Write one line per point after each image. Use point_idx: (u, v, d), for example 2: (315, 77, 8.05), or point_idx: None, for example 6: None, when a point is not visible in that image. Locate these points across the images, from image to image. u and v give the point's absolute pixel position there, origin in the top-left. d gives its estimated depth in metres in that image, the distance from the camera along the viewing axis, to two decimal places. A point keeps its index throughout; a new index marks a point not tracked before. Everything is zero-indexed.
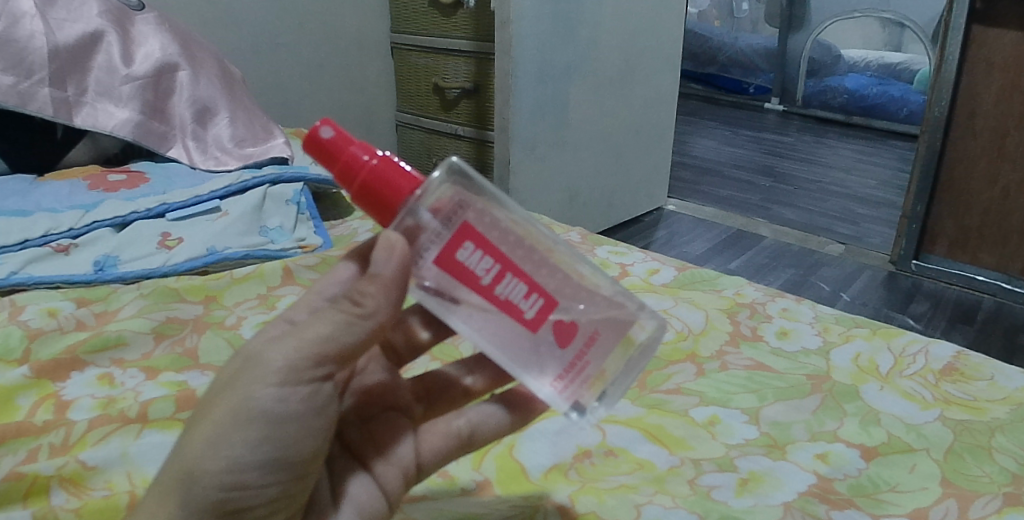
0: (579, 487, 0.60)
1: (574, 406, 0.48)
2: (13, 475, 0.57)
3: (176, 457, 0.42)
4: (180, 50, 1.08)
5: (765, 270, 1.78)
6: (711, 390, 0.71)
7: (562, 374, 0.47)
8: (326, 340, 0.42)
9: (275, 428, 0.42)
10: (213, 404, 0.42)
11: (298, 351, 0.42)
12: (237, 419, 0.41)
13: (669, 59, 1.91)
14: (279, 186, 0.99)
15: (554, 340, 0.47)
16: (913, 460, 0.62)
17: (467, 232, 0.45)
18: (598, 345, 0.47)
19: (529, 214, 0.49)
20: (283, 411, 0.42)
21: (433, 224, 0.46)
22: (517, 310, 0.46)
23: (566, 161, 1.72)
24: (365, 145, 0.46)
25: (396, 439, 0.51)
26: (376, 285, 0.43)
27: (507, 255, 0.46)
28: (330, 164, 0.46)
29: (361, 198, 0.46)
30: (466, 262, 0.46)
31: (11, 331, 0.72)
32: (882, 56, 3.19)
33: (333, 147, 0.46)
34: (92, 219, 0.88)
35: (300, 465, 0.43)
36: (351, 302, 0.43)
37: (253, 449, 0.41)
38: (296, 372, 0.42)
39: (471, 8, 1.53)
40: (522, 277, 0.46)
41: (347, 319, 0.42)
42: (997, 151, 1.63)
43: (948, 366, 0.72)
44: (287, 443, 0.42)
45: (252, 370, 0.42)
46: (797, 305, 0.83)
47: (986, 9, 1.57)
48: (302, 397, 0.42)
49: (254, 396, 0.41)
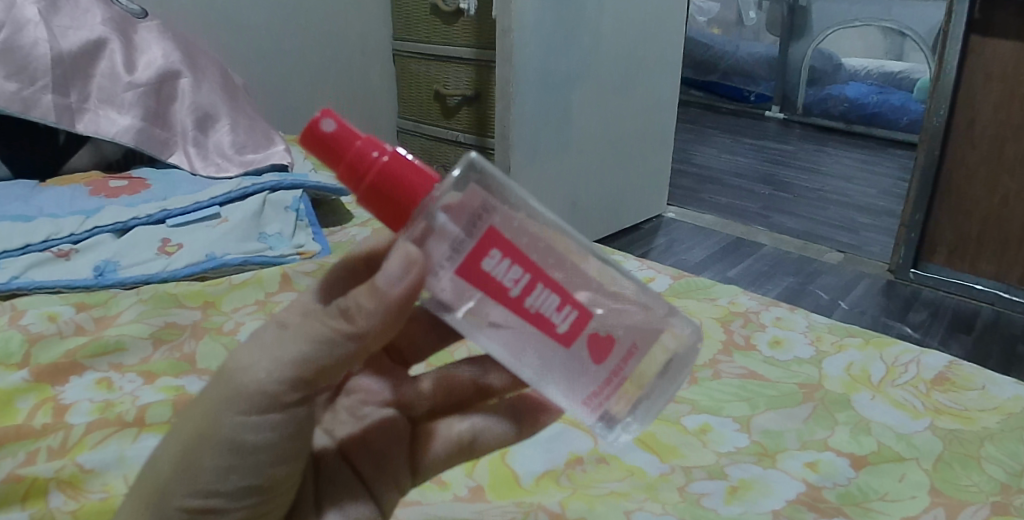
0: (570, 493, 0.61)
1: (604, 419, 0.45)
2: (12, 477, 0.58)
3: (149, 473, 0.40)
4: (183, 58, 1.10)
5: (764, 277, 1.78)
6: (703, 398, 0.71)
7: (599, 390, 0.44)
8: (305, 361, 0.38)
9: (242, 457, 0.38)
10: (185, 421, 0.39)
11: (274, 372, 0.38)
12: (203, 444, 0.38)
13: (669, 67, 1.92)
14: (279, 194, 1.00)
15: (588, 356, 0.44)
16: (903, 469, 0.62)
17: (494, 237, 0.41)
18: (634, 358, 0.45)
19: (554, 216, 0.46)
20: (255, 439, 0.38)
21: (452, 229, 0.41)
22: (550, 324, 0.43)
23: (567, 168, 1.72)
24: (372, 140, 0.42)
25: (391, 442, 0.47)
26: (374, 302, 0.38)
27: (537, 263, 0.42)
28: (333, 162, 0.42)
29: (370, 199, 0.42)
30: (493, 272, 0.41)
31: (12, 336, 0.72)
32: (881, 66, 3.21)
33: (336, 143, 0.42)
34: (93, 225, 0.89)
35: (272, 490, 0.40)
36: (342, 317, 0.38)
37: (222, 477, 0.38)
38: (269, 397, 0.38)
39: (472, 16, 1.54)
40: (554, 288, 0.42)
41: (331, 340, 0.38)
42: (996, 160, 1.63)
43: (940, 376, 0.72)
44: (257, 469, 0.39)
45: (221, 392, 0.38)
46: (791, 314, 0.84)
47: (984, 19, 1.58)
48: (275, 424, 0.38)
49: (221, 423, 0.38)
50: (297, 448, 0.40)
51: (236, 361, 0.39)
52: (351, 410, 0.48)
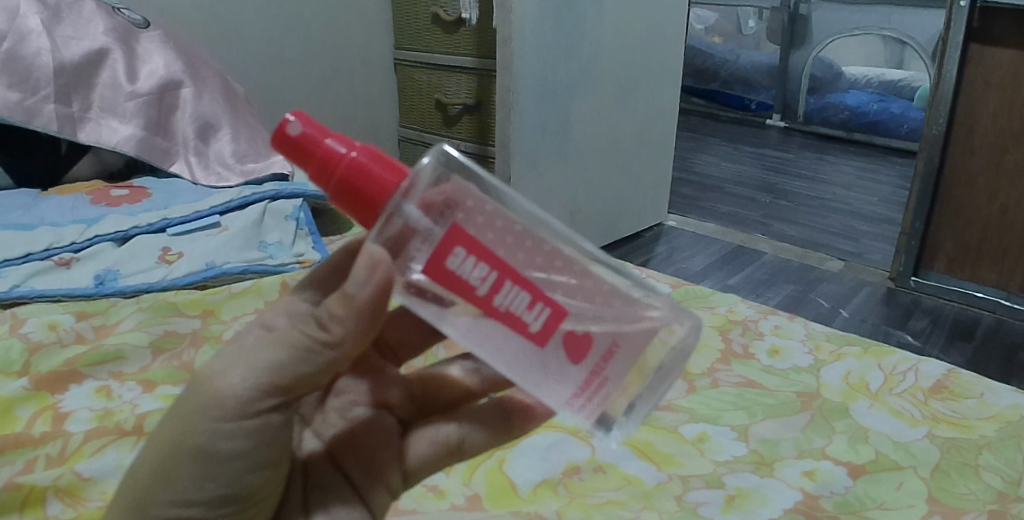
0: (567, 502, 0.61)
1: (594, 423, 0.46)
2: (11, 485, 0.59)
3: (127, 485, 0.40)
4: (184, 67, 1.10)
5: (765, 286, 1.78)
6: (702, 407, 0.71)
7: (581, 391, 0.44)
8: (279, 368, 0.38)
9: (217, 465, 0.39)
10: (161, 428, 0.39)
11: (249, 380, 0.38)
12: (180, 453, 0.38)
13: (670, 75, 1.93)
14: (279, 202, 1.01)
15: (564, 356, 0.44)
16: (901, 478, 0.62)
17: (458, 234, 0.42)
18: (616, 358, 0.45)
19: (531, 208, 0.45)
20: (230, 448, 0.38)
21: (423, 222, 0.42)
22: (522, 322, 0.43)
23: (567, 176, 1.73)
24: (342, 137, 0.42)
25: (378, 445, 0.47)
26: (345, 309, 0.39)
27: (504, 261, 0.42)
28: (303, 162, 0.42)
29: (342, 196, 0.42)
30: (458, 270, 0.42)
31: (12, 345, 0.73)
32: (882, 74, 3.22)
33: (305, 144, 0.42)
34: (93, 234, 0.89)
35: (249, 499, 0.40)
36: (318, 325, 0.39)
37: (199, 485, 0.39)
38: (243, 405, 0.38)
39: (473, 26, 1.55)
40: (523, 285, 0.42)
41: (306, 347, 0.39)
42: (996, 168, 1.63)
43: (938, 384, 0.72)
44: (233, 477, 0.39)
45: (196, 401, 0.38)
46: (790, 323, 0.84)
47: (984, 28, 1.58)
48: (251, 432, 0.39)
49: (195, 431, 0.38)
50: (274, 455, 0.40)
51: (209, 369, 0.39)
52: (341, 411, 0.48)
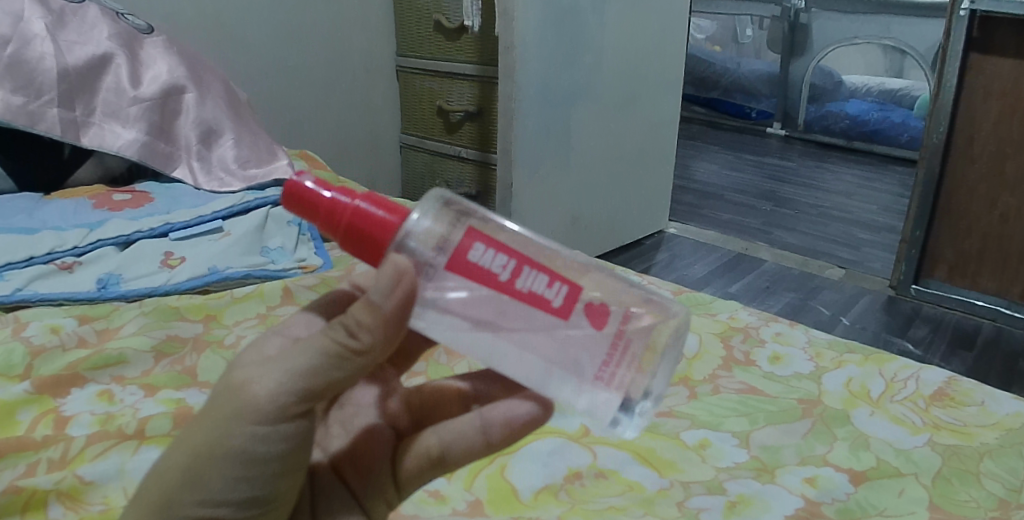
0: (568, 508, 0.61)
1: (622, 402, 0.45)
2: (12, 488, 0.59)
3: (154, 482, 0.40)
4: (188, 73, 1.11)
5: (765, 294, 1.78)
6: (703, 413, 0.72)
7: (608, 359, 0.45)
8: (313, 375, 0.38)
9: (253, 467, 0.39)
10: (193, 430, 0.39)
11: (285, 385, 0.38)
12: (214, 455, 0.38)
13: (671, 82, 1.93)
14: (280, 208, 1.01)
15: (588, 324, 0.44)
16: (902, 484, 0.62)
17: (474, 233, 0.42)
18: (632, 325, 0.46)
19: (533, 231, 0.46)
20: (266, 451, 0.39)
21: (424, 253, 0.42)
22: (545, 301, 0.43)
23: (568, 184, 1.73)
24: (344, 187, 0.43)
25: (377, 459, 0.47)
26: (373, 318, 0.38)
27: (519, 250, 0.43)
28: (308, 215, 0.43)
29: (348, 242, 0.42)
30: (481, 262, 0.42)
31: (14, 348, 0.72)
32: (882, 83, 3.24)
33: (310, 196, 0.42)
34: (96, 238, 0.89)
35: (275, 501, 0.40)
36: (347, 332, 0.38)
37: (232, 486, 0.39)
38: (279, 410, 0.38)
39: (475, 33, 1.56)
40: (541, 268, 0.43)
41: (337, 354, 0.38)
42: (995, 177, 1.64)
43: (939, 391, 0.72)
44: (264, 481, 0.39)
45: (233, 404, 0.38)
46: (791, 329, 0.84)
47: (983, 38, 1.59)
48: (285, 436, 0.39)
49: (232, 435, 0.38)
50: (303, 458, 0.40)
51: (244, 375, 0.39)
52: (343, 423, 0.49)
